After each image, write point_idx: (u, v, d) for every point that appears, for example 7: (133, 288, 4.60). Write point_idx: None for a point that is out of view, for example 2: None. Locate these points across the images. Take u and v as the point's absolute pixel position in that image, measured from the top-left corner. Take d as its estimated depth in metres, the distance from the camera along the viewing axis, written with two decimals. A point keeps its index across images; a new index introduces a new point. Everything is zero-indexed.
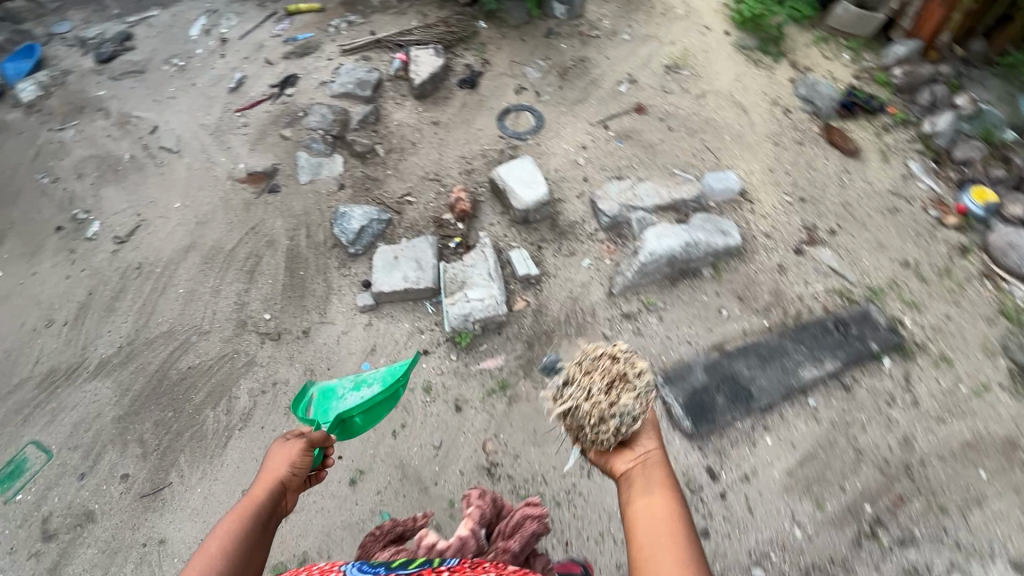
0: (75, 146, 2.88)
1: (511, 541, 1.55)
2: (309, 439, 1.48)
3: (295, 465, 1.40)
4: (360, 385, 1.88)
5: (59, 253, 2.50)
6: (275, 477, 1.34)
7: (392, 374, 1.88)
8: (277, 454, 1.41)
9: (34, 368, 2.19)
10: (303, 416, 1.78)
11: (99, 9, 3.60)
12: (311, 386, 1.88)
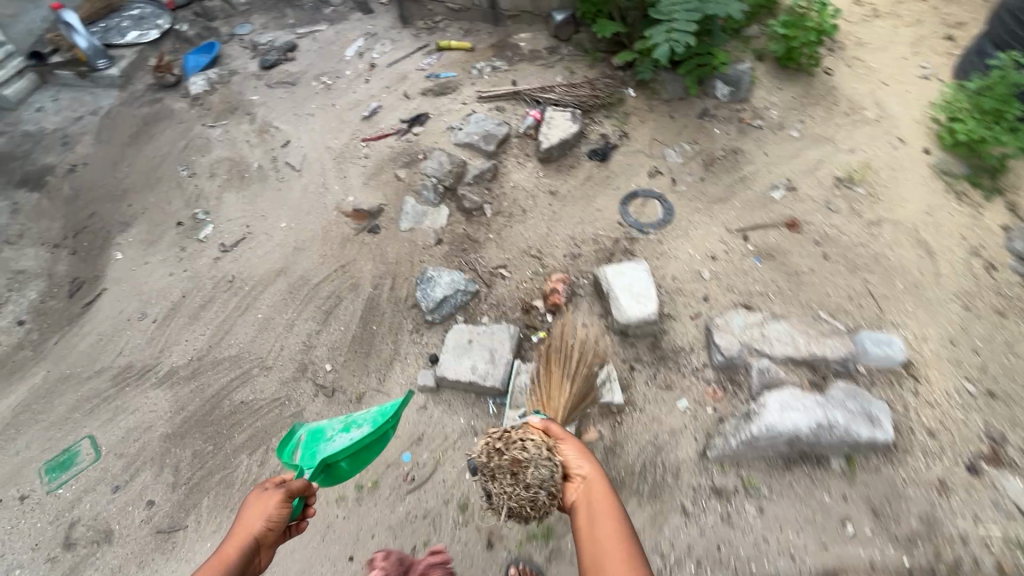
0: (218, 146, 3.05)
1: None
2: (288, 486, 1.42)
3: (271, 520, 1.35)
4: (348, 426, 1.78)
5: (173, 249, 2.62)
6: (249, 534, 1.30)
7: (383, 414, 1.79)
8: (255, 503, 1.37)
9: (115, 360, 2.27)
10: (289, 462, 1.68)
11: (278, 17, 3.87)
12: (300, 429, 1.79)
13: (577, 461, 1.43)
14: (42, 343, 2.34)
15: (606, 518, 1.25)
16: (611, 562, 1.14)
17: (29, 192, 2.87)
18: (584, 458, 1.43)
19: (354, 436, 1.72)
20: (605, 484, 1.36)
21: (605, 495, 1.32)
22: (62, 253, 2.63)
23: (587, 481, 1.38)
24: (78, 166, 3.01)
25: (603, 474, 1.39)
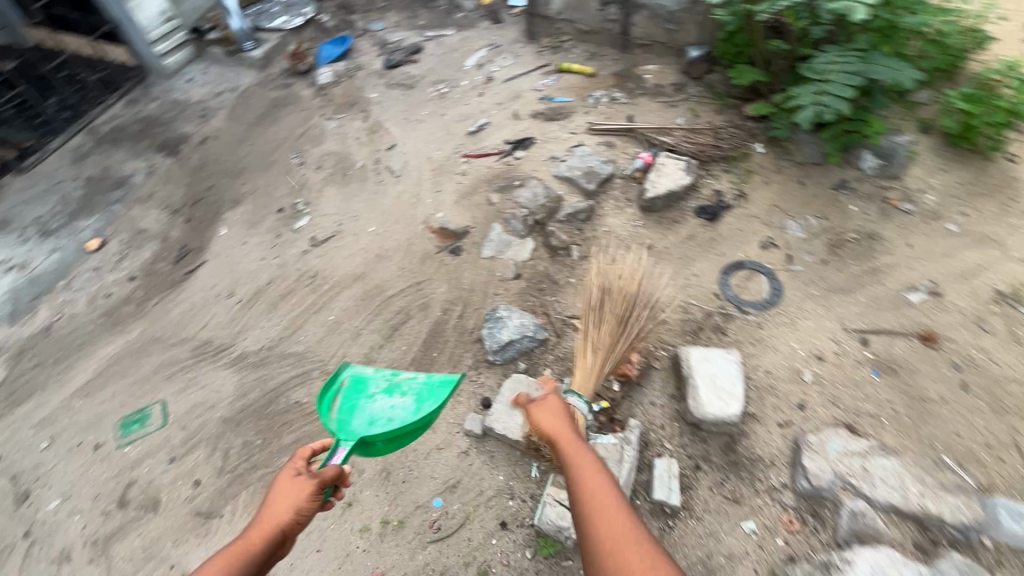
0: (330, 138, 3.17)
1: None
2: (322, 472, 1.33)
3: (301, 510, 1.27)
4: (392, 389, 1.85)
5: (269, 234, 2.74)
6: (275, 525, 1.23)
7: (428, 390, 1.83)
8: (288, 487, 1.30)
9: (199, 332, 2.41)
10: (330, 406, 1.77)
11: (411, 17, 3.97)
12: (346, 372, 1.89)
13: (545, 421, 1.38)
14: (143, 303, 2.53)
15: (581, 466, 1.22)
16: (587, 509, 1.11)
17: (165, 157, 3.14)
18: (549, 416, 1.38)
19: (397, 407, 1.78)
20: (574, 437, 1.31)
21: (575, 447, 1.27)
22: (178, 220, 2.85)
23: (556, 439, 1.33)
24: (208, 139, 3.26)
25: (568, 424, 1.35)
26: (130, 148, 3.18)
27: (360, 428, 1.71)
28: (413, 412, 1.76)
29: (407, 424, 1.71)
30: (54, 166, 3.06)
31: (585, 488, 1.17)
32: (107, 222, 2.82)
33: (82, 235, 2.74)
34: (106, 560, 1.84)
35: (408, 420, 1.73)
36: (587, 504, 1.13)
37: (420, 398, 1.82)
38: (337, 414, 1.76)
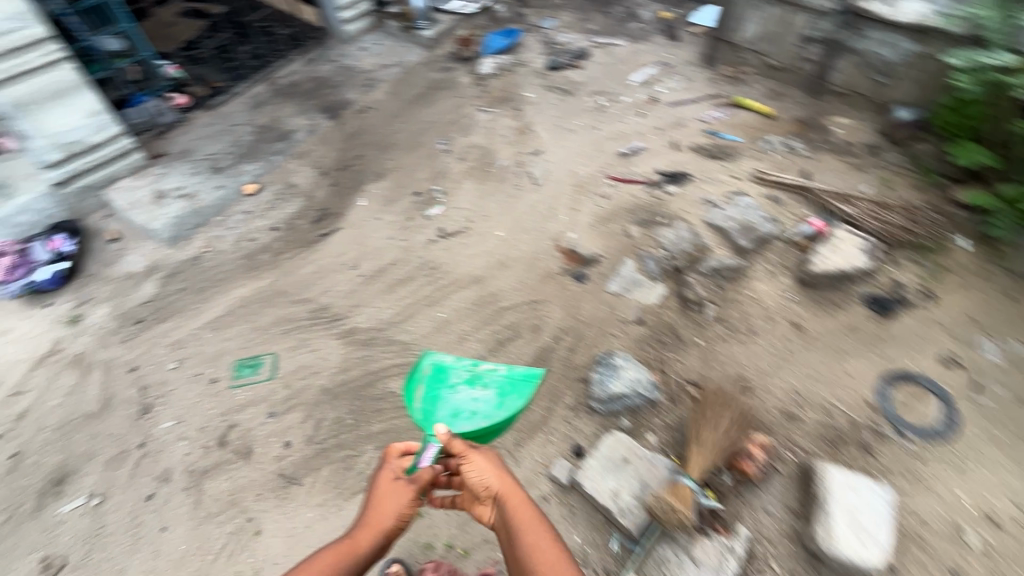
0: (478, 131, 3.15)
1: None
2: (420, 475, 1.35)
3: (403, 513, 1.31)
4: (474, 380, 1.73)
5: (402, 215, 2.78)
6: (379, 526, 1.28)
7: (511, 384, 1.70)
8: (390, 489, 1.33)
9: (319, 296, 2.50)
10: (414, 397, 1.71)
11: (583, 20, 3.84)
12: (427, 359, 1.79)
13: (489, 478, 1.35)
14: (279, 254, 2.68)
15: (533, 532, 1.26)
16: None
17: (326, 119, 3.31)
18: (492, 470, 1.36)
19: (479, 401, 1.66)
20: (520, 495, 1.34)
21: (524, 509, 1.30)
22: (325, 182, 2.98)
23: (501, 498, 1.34)
24: (367, 109, 3.38)
25: (513, 481, 1.36)
26: (299, 104, 3.38)
27: (444, 422, 1.63)
28: (496, 408, 1.64)
29: (490, 422, 1.59)
30: (234, 108, 3.32)
31: (541, 563, 1.20)
32: (265, 170, 3.01)
33: (241, 177, 2.94)
34: (198, 493, 1.95)
35: (492, 416, 1.61)
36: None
37: (502, 392, 1.69)
38: (420, 405, 1.68)
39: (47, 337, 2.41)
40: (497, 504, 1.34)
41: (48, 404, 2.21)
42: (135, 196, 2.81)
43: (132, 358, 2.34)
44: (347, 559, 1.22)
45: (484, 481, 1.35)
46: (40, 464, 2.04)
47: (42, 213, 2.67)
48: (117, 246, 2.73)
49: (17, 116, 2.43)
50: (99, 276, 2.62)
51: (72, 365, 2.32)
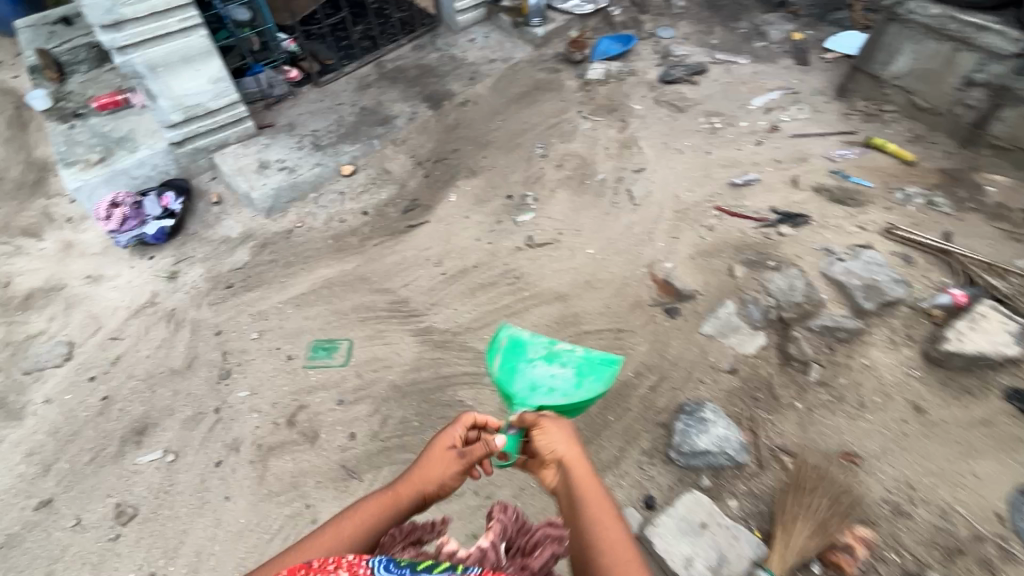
0: (579, 139, 3.02)
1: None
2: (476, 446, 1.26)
3: (450, 480, 1.22)
4: (551, 356, 1.71)
5: (491, 217, 2.71)
6: (421, 487, 1.20)
7: (589, 365, 1.67)
8: (443, 455, 1.23)
9: (400, 289, 2.48)
10: (492, 367, 1.72)
11: (704, 33, 3.61)
12: (503, 331, 1.78)
13: (558, 444, 1.27)
14: (365, 240, 2.68)
15: (602, 510, 1.13)
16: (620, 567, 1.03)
17: (426, 108, 3.28)
18: (562, 436, 1.28)
19: (557, 378, 1.65)
20: (587, 469, 1.22)
21: (589, 482, 1.18)
22: (418, 172, 2.96)
23: (567, 467, 1.23)
24: (468, 102, 3.33)
25: (583, 452, 1.26)
26: (402, 90, 3.38)
27: (522, 396, 1.61)
28: (575, 387, 1.62)
29: (572, 402, 1.57)
30: (341, 87, 3.36)
31: (609, 546, 1.06)
32: (363, 152, 3.03)
33: (339, 157, 2.96)
34: (263, 469, 1.98)
35: (572, 396, 1.59)
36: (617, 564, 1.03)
37: (580, 371, 1.67)
38: (497, 375, 1.67)
39: (146, 289, 2.53)
40: (563, 473, 1.23)
41: (139, 354, 2.31)
42: (241, 164, 2.90)
43: (218, 322, 2.42)
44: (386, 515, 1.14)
45: (552, 447, 1.26)
46: (125, 412, 2.14)
47: (157, 169, 2.81)
48: (219, 209, 2.83)
49: (149, 77, 2.55)
50: (200, 236, 2.73)
51: (165, 319, 2.43)
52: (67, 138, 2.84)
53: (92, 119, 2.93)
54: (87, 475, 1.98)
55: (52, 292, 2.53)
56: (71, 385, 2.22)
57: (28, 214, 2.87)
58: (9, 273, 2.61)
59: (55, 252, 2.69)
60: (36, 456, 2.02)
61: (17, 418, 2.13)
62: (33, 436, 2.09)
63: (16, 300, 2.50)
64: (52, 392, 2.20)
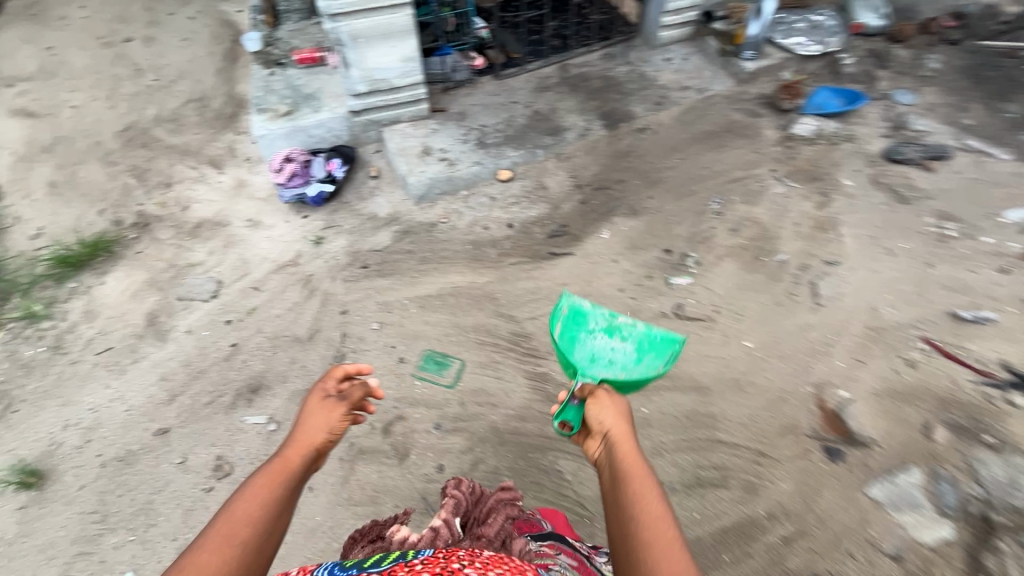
0: (765, 204, 2.61)
1: (488, 527, 1.45)
2: (354, 393, 1.22)
3: (334, 430, 1.16)
4: (612, 328, 1.60)
5: (640, 268, 2.44)
6: (310, 443, 1.12)
7: (652, 342, 1.56)
8: (319, 406, 1.19)
9: (525, 321, 2.33)
10: (551, 331, 1.65)
11: (956, 108, 2.96)
12: (563, 300, 1.70)
13: (606, 417, 1.16)
14: (503, 256, 2.55)
15: (646, 494, 1.01)
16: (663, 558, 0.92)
17: (601, 125, 3.03)
18: (612, 410, 1.17)
19: (618, 352, 1.56)
20: (634, 447, 1.11)
21: (636, 460, 1.07)
22: (574, 196, 2.76)
23: (613, 441, 1.12)
24: (647, 130, 3.03)
25: (631, 426, 1.14)
26: (580, 101, 3.16)
27: (580, 363, 1.53)
28: (636, 362, 1.51)
29: (629, 376, 1.46)
30: (519, 85, 3.22)
31: (649, 534, 0.95)
32: (524, 160, 2.88)
33: (499, 159, 2.84)
34: (349, 471, 1.95)
35: (631, 369, 1.49)
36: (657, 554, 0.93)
37: (642, 346, 1.56)
38: (557, 340, 1.60)
39: (293, 247, 2.63)
40: (608, 446, 1.12)
41: (273, 312, 2.41)
42: (406, 144, 2.89)
43: (346, 301, 2.44)
44: (283, 483, 1.05)
45: (601, 419, 1.15)
46: (247, 365, 2.24)
47: (332, 132, 2.89)
48: (374, 183, 2.86)
49: (349, 46, 2.56)
50: (351, 207, 2.78)
51: (301, 283, 2.50)
52: (265, 85, 3.01)
53: (291, 71, 3.08)
54: (202, 417, 2.09)
55: (217, 226, 2.71)
56: (211, 323, 2.37)
57: (217, 145, 3.11)
58: (189, 198, 2.84)
59: (229, 189, 2.89)
60: (167, 384, 2.17)
61: (162, 341, 2.32)
62: (170, 362, 2.25)
63: (188, 225, 2.72)
64: (194, 325, 2.36)
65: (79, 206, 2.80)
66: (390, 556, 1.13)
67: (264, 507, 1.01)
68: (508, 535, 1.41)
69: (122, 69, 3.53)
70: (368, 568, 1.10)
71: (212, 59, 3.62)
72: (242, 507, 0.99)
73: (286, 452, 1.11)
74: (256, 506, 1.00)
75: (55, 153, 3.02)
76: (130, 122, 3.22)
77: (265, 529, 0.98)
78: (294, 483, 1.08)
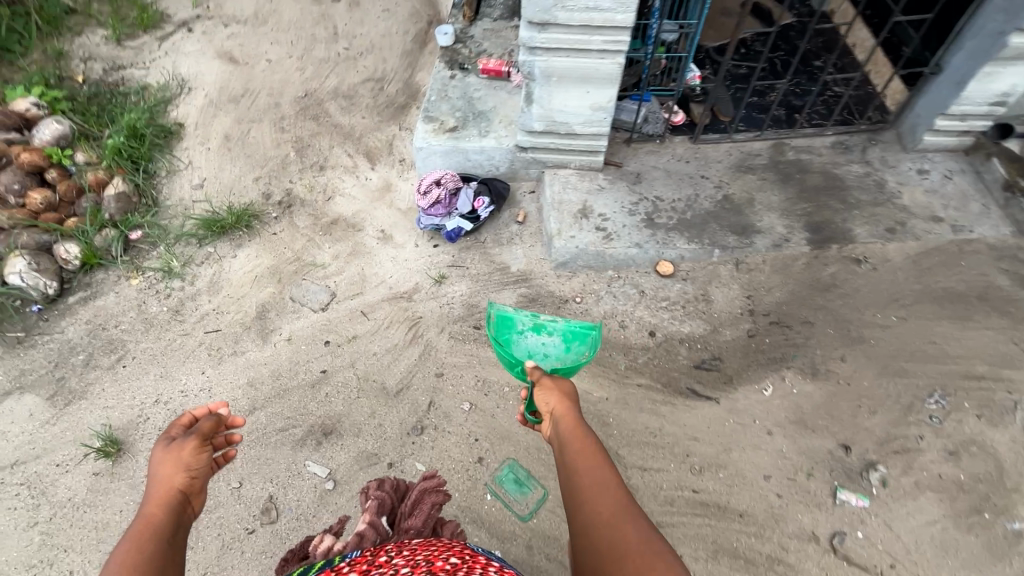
0: (1011, 431, 1.90)
1: (413, 520, 1.65)
2: (205, 429, 1.20)
3: (193, 468, 1.12)
4: (536, 327, 1.94)
5: (801, 458, 1.89)
6: (169, 487, 1.08)
7: (573, 332, 1.91)
8: (157, 459, 1.12)
9: (633, 470, 1.93)
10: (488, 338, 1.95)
11: None
12: (493, 310, 2.00)
13: (549, 399, 1.40)
14: (632, 372, 2.14)
15: (585, 444, 1.26)
16: (602, 488, 1.14)
17: (806, 238, 2.41)
18: (555, 393, 1.41)
19: (547, 344, 1.88)
20: (575, 416, 1.34)
21: (574, 424, 1.31)
22: (743, 323, 2.22)
23: (559, 417, 1.37)
24: (865, 263, 2.36)
25: (572, 400, 1.40)
26: (787, 197, 2.54)
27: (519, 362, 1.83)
28: (564, 352, 1.87)
29: (565, 362, 1.82)
30: (718, 156, 2.68)
31: (587, 471, 1.18)
32: (694, 256, 2.38)
33: (665, 248, 2.36)
34: None
35: (563, 357, 1.85)
36: (594, 486, 1.14)
37: (565, 337, 1.91)
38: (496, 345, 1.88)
39: (413, 278, 2.44)
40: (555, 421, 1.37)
41: (370, 348, 2.24)
42: (565, 197, 2.53)
43: (446, 362, 2.20)
44: (152, 537, 0.99)
45: (546, 402, 1.41)
46: (328, 401, 2.10)
47: (490, 160, 2.61)
48: (517, 230, 2.55)
49: (539, 81, 2.20)
50: (485, 251, 2.50)
51: (408, 324, 2.30)
52: (441, 89, 2.79)
53: (472, 80, 2.83)
54: (269, 443, 2.00)
55: (350, 229, 2.61)
56: (311, 337, 2.27)
57: (379, 136, 3.00)
58: (335, 188, 2.76)
59: (374, 190, 2.76)
60: (251, 393, 2.11)
61: (263, 341, 2.26)
62: (262, 368, 2.19)
63: (325, 219, 2.65)
64: (296, 334, 2.28)
65: (241, 167, 2.85)
66: (317, 563, 1.26)
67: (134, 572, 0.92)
68: (435, 522, 1.66)
69: (321, 30, 3.54)
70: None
71: (403, 39, 3.50)
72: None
73: (145, 512, 1.04)
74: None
75: (239, 106, 3.11)
76: (310, 89, 3.22)
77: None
78: (161, 541, 1.00)
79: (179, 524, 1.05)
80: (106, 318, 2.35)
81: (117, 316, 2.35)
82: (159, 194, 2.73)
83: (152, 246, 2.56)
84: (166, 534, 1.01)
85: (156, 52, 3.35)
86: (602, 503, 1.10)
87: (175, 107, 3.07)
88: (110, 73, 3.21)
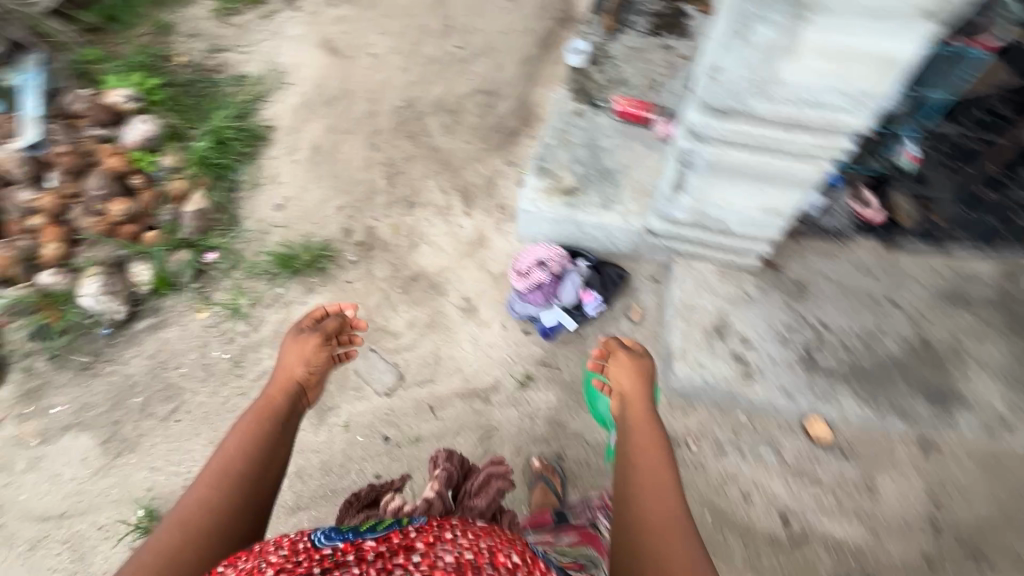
0: None
1: (477, 500, 1.54)
2: (329, 328, 1.40)
3: (311, 363, 1.31)
4: None
5: None
6: (291, 377, 1.27)
7: None
8: (289, 351, 1.33)
9: None
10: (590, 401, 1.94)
11: None
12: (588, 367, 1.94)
13: (620, 376, 1.35)
14: (750, 571, 1.65)
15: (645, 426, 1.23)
16: (645, 472, 1.12)
17: None
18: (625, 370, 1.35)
19: None
20: (643, 404, 1.29)
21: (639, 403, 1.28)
22: (918, 539, 1.66)
23: (627, 396, 1.32)
24: None
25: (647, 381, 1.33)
26: (1013, 355, 1.84)
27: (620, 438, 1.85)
28: None
29: None
30: (918, 274, 1.98)
31: (638, 450, 1.17)
32: (862, 421, 1.79)
33: (823, 404, 1.80)
34: None
35: None
36: (641, 468, 1.14)
37: None
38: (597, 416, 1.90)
39: (493, 373, 2.04)
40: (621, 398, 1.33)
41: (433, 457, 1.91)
42: (698, 302, 1.98)
43: (518, 497, 1.84)
44: (270, 415, 1.17)
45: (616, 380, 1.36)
46: None
47: (609, 237, 2.09)
48: (628, 331, 2.05)
49: (698, 170, 1.62)
50: (585, 351, 2.04)
51: (480, 433, 1.94)
52: (562, 128, 2.27)
53: (602, 120, 2.28)
54: None
55: (431, 291, 2.24)
56: (370, 427, 1.97)
57: (480, 169, 2.55)
58: (422, 234, 2.38)
59: (466, 243, 2.34)
60: (296, 488, 1.87)
61: (318, 422, 1.99)
62: (312, 456, 1.93)
63: (405, 273, 2.29)
64: (354, 421, 1.99)
65: (325, 190, 2.53)
66: (385, 523, 1.05)
67: (252, 440, 1.11)
68: (497, 508, 1.55)
69: (434, 20, 3.06)
70: (363, 533, 1.00)
71: (525, 40, 2.95)
72: (234, 439, 1.10)
73: (269, 393, 1.24)
74: (241, 454, 1.07)
75: (334, 110, 2.77)
76: (412, 97, 2.80)
77: (263, 453, 1.09)
78: (282, 415, 1.19)
79: (294, 410, 1.25)
80: (168, 356, 2.18)
81: (179, 355, 2.18)
82: (239, 210, 2.50)
83: (224, 273, 2.35)
84: (284, 413, 1.21)
85: (258, 32, 3.05)
86: (650, 507, 1.06)
87: (268, 104, 2.78)
88: (208, 55, 2.96)
